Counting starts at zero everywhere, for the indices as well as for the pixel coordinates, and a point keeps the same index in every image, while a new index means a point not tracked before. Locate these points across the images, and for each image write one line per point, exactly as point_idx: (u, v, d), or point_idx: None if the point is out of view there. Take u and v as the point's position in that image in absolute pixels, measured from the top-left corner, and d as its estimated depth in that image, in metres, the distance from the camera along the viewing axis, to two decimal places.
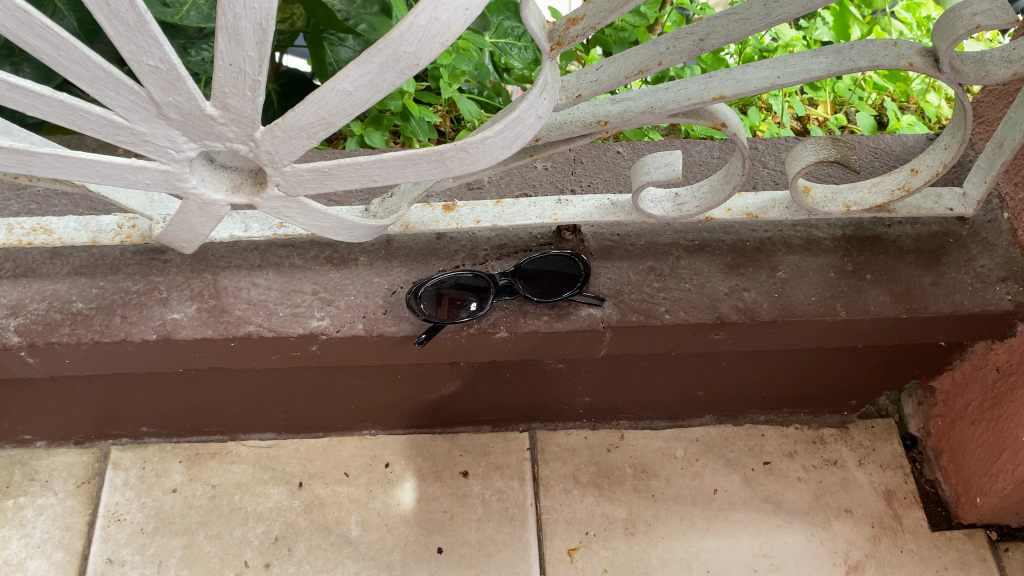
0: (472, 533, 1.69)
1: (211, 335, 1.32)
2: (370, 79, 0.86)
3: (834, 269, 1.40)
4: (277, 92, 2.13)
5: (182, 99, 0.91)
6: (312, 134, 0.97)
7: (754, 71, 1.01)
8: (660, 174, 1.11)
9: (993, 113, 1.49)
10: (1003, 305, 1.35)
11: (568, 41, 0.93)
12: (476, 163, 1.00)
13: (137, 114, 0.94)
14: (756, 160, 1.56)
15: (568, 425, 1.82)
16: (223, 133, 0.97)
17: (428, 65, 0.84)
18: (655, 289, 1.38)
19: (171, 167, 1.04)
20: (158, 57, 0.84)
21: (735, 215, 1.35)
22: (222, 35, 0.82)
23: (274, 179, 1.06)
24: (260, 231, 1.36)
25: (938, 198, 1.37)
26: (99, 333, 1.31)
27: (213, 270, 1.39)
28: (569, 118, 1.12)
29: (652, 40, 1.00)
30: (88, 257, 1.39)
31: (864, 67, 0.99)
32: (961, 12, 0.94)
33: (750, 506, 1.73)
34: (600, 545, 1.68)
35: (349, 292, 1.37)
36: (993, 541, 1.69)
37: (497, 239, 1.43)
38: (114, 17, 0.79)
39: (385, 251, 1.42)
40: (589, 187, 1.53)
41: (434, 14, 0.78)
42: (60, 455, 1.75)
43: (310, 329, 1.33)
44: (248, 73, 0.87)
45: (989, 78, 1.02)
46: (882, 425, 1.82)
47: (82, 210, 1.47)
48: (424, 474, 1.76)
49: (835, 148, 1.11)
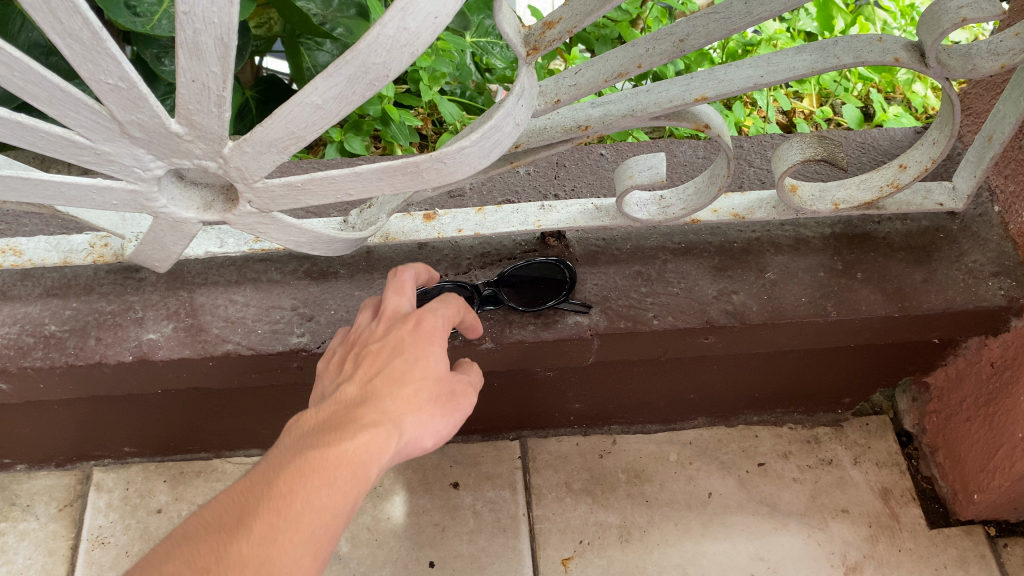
0: (465, 545, 1.67)
1: (188, 355, 1.29)
2: (339, 92, 0.83)
3: (824, 269, 1.37)
4: (256, 99, 2.11)
5: (145, 117, 0.88)
6: (282, 149, 0.94)
7: (736, 71, 0.99)
8: (644, 176, 1.09)
9: (981, 104, 1.46)
10: (996, 301, 1.32)
11: (544, 46, 0.91)
12: (454, 173, 0.98)
13: (100, 133, 0.91)
14: (742, 158, 1.53)
15: (560, 431, 1.79)
16: (191, 150, 0.94)
17: (398, 75, 0.81)
18: (642, 294, 1.35)
19: (138, 187, 1.01)
20: (118, 75, 0.82)
21: (721, 216, 1.32)
22: (183, 51, 0.79)
23: (247, 195, 1.04)
24: (236, 246, 1.34)
25: (927, 193, 1.35)
26: (73, 356, 1.28)
27: (189, 287, 1.35)
28: (549, 123, 1.08)
29: (631, 42, 0.97)
30: (60, 278, 1.36)
31: (849, 64, 0.96)
32: (946, 6, 0.92)
33: (746, 509, 1.71)
34: (594, 554, 1.65)
35: (329, 306, 1.34)
36: (992, 536, 1.67)
37: (480, 247, 1.40)
38: (69, 35, 0.76)
39: (366, 262, 1.38)
40: (573, 191, 1.50)
41: (402, 23, 0.76)
42: (42, 478, 1.71)
43: (291, 346, 1.30)
44: (212, 89, 0.85)
45: (976, 71, 1.00)
46: (877, 422, 1.79)
47: (53, 229, 1.43)
48: (413, 486, 1.73)
49: (822, 145, 1.08)
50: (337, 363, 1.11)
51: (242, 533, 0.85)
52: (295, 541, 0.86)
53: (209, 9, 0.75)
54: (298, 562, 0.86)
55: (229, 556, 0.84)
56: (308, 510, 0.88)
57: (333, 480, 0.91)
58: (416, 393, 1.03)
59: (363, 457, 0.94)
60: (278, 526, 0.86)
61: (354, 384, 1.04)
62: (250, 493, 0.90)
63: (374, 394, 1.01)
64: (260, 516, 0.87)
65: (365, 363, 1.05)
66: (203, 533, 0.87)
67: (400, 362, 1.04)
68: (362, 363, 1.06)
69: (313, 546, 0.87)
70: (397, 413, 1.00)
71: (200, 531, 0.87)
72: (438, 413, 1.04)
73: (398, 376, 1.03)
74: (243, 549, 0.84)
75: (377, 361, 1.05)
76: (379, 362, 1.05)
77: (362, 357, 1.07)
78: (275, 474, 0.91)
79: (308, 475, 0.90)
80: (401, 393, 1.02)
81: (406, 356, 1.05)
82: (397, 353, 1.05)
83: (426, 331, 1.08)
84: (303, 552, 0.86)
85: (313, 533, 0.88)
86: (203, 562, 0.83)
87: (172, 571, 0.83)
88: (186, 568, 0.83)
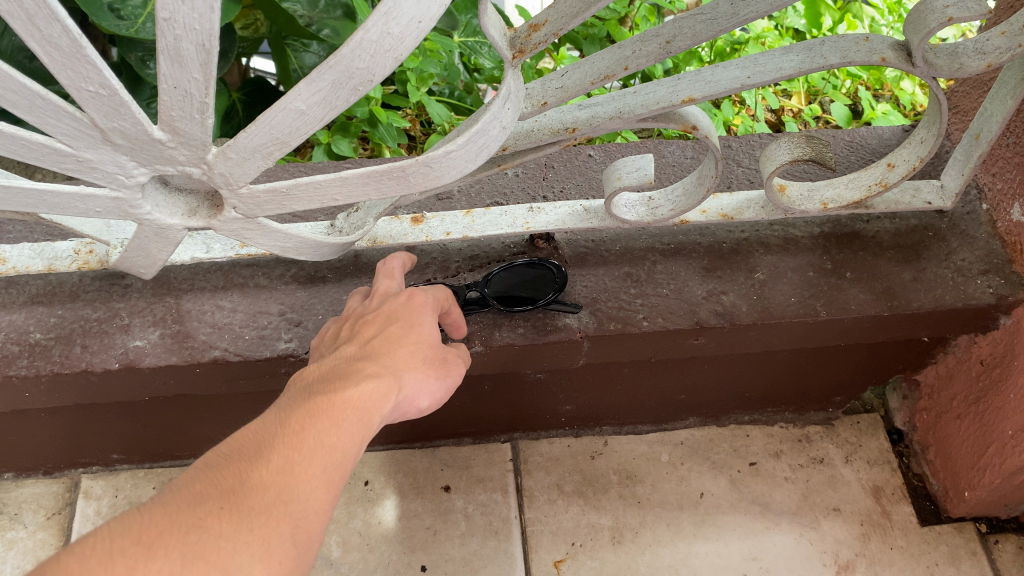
0: (456, 549, 1.66)
1: (175, 362, 1.28)
2: (323, 97, 0.82)
3: (813, 268, 1.37)
4: (242, 102, 2.10)
5: (127, 124, 0.87)
6: (266, 155, 0.93)
7: (723, 72, 0.98)
8: (632, 178, 1.09)
9: (968, 103, 1.46)
10: (985, 299, 1.32)
11: (530, 49, 0.90)
12: (441, 177, 0.97)
13: (82, 140, 0.90)
14: (730, 158, 1.53)
15: (551, 433, 1.79)
16: (174, 157, 0.94)
17: (383, 80, 0.81)
18: (632, 296, 1.34)
19: (122, 194, 1.00)
20: (98, 82, 0.81)
21: (710, 216, 1.31)
22: (164, 58, 0.78)
23: (231, 201, 1.03)
24: (222, 251, 1.33)
25: (916, 191, 1.35)
26: (59, 364, 1.27)
27: (176, 293, 1.34)
28: (536, 126, 1.08)
29: (617, 44, 0.97)
30: (45, 285, 1.34)
31: (836, 64, 0.96)
32: (932, 5, 0.92)
33: (737, 509, 1.71)
34: (587, 556, 1.65)
35: (317, 311, 1.33)
36: (983, 533, 1.67)
37: (468, 250, 1.39)
38: (47, 43, 0.75)
39: (354, 267, 1.37)
40: (562, 193, 1.49)
41: (385, 28, 0.75)
42: (30, 486, 1.70)
43: (278, 352, 1.29)
44: (194, 96, 0.84)
45: (962, 71, 1.00)
46: (867, 420, 1.80)
47: (38, 236, 1.42)
48: (405, 490, 1.73)
49: (810, 145, 1.08)
50: (331, 337, 1.13)
51: (261, 461, 0.84)
52: (311, 474, 0.86)
53: (190, 16, 0.74)
54: (313, 494, 0.85)
55: (251, 482, 0.83)
56: (320, 447, 0.88)
57: (341, 422, 0.92)
58: (412, 354, 1.06)
59: (366, 403, 0.95)
60: (293, 459, 0.86)
61: (351, 346, 1.06)
62: (263, 431, 0.89)
63: (372, 353, 1.03)
64: (276, 448, 0.86)
65: (361, 329, 1.08)
66: (220, 462, 0.85)
67: (395, 328, 1.07)
68: (357, 331, 1.08)
69: (326, 482, 0.87)
70: (395, 368, 1.02)
71: (216, 460, 0.86)
72: (430, 378, 1.07)
73: (394, 339, 1.06)
74: (264, 475, 0.83)
75: (373, 326, 1.08)
76: (375, 328, 1.08)
77: (357, 324, 1.09)
78: (284, 416, 0.91)
79: (317, 417, 0.91)
80: (398, 352, 1.04)
81: (401, 322, 1.08)
82: (392, 320, 1.08)
83: (419, 303, 1.12)
84: (319, 485, 0.86)
85: (325, 470, 0.87)
86: (226, 486, 0.82)
87: (198, 487, 0.81)
88: (209, 490, 0.81)
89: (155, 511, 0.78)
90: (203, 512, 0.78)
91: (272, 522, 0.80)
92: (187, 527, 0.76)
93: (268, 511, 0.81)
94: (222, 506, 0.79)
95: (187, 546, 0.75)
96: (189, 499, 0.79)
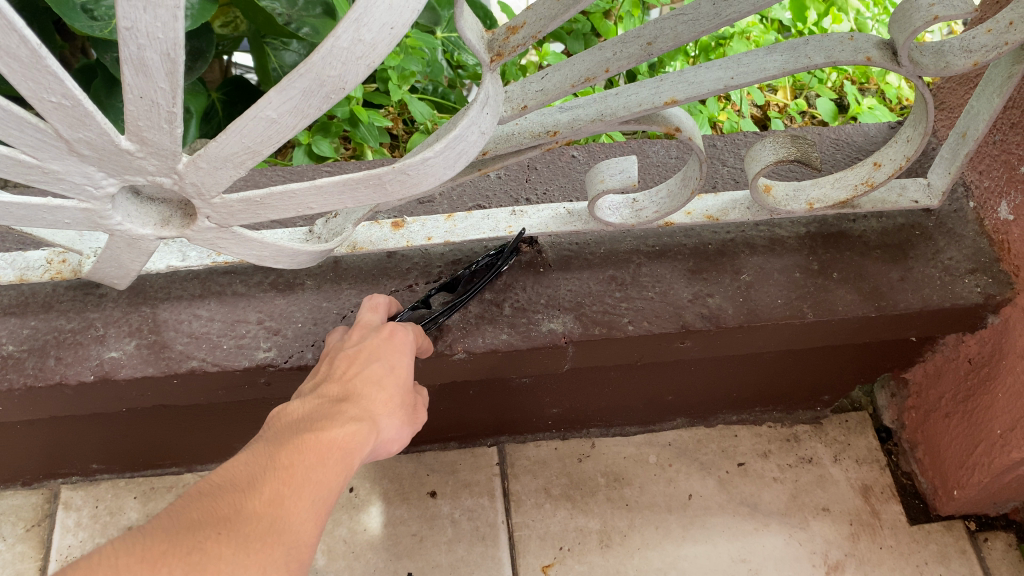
0: (443, 555, 1.64)
1: (152, 373, 1.25)
2: (294, 105, 0.80)
3: (799, 269, 1.35)
4: (222, 101, 2.06)
5: (94, 134, 0.84)
6: (238, 164, 0.91)
7: (706, 72, 0.96)
8: (616, 180, 1.06)
9: (955, 99, 1.45)
10: (973, 298, 1.31)
11: (508, 52, 0.88)
12: (418, 184, 0.95)
13: (47, 151, 0.87)
14: (715, 157, 1.51)
15: (538, 436, 1.77)
16: (144, 167, 0.91)
17: (355, 88, 0.78)
18: (617, 300, 1.32)
19: (91, 205, 0.97)
20: (61, 93, 0.78)
21: (695, 218, 1.29)
22: (128, 68, 0.75)
23: (204, 211, 1.00)
24: (199, 259, 1.31)
25: (902, 189, 1.33)
26: (32, 377, 1.24)
27: (152, 302, 1.31)
28: (517, 129, 1.05)
29: (598, 46, 0.94)
30: (17, 295, 1.31)
31: (820, 64, 0.94)
32: (917, 3, 0.90)
33: (726, 510, 1.69)
34: (575, 560, 1.64)
35: (296, 319, 1.30)
36: (972, 531, 1.66)
37: (451, 254, 1.37)
38: (6, 54, 0.72)
39: (334, 273, 1.35)
40: (545, 195, 1.47)
41: (357, 34, 0.73)
42: (8, 497, 1.67)
43: (257, 362, 1.26)
44: (161, 105, 0.81)
45: (949, 69, 0.98)
46: (856, 418, 1.79)
47: (9, 245, 1.39)
48: (390, 497, 1.71)
49: (795, 145, 1.06)
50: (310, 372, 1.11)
51: (253, 493, 0.83)
52: (300, 508, 0.84)
53: (153, 24, 0.71)
54: (303, 526, 0.84)
55: (245, 510, 0.81)
56: (308, 482, 0.87)
57: (327, 459, 0.91)
58: (390, 399, 1.05)
59: (348, 445, 0.94)
60: (284, 492, 0.85)
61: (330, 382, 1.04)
62: (252, 465, 0.88)
63: (352, 393, 1.02)
64: (267, 481, 0.85)
65: (340, 366, 1.06)
66: (212, 492, 0.83)
67: (377, 368, 1.05)
68: (336, 367, 1.06)
69: (316, 515, 0.85)
70: (373, 412, 1.02)
71: (207, 490, 0.84)
72: (401, 427, 1.07)
73: (375, 380, 1.04)
74: (257, 506, 0.82)
75: (353, 364, 1.06)
76: (356, 366, 1.05)
77: (337, 359, 1.07)
78: (272, 449, 0.90)
79: (305, 454, 0.89)
80: (377, 395, 1.04)
81: (383, 360, 1.06)
82: (374, 358, 1.06)
83: (400, 343, 1.10)
84: (308, 517, 0.84)
85: (315, 503, 0.86)
86: (221, 514, 0.80)
87: (192, 515, 0.79)
88: (205, 517, 0.79)
89: (154, 534, 0.76)
90: (202, 535, 0.77)
91: (267, 548, 0.79)
92: (188, 548, 0.75)
93: (263, 539, 0.79)
94: (220, 532, 0.78)
95: (188, 566, 0.73)
96: (188, 525, 0.78)
